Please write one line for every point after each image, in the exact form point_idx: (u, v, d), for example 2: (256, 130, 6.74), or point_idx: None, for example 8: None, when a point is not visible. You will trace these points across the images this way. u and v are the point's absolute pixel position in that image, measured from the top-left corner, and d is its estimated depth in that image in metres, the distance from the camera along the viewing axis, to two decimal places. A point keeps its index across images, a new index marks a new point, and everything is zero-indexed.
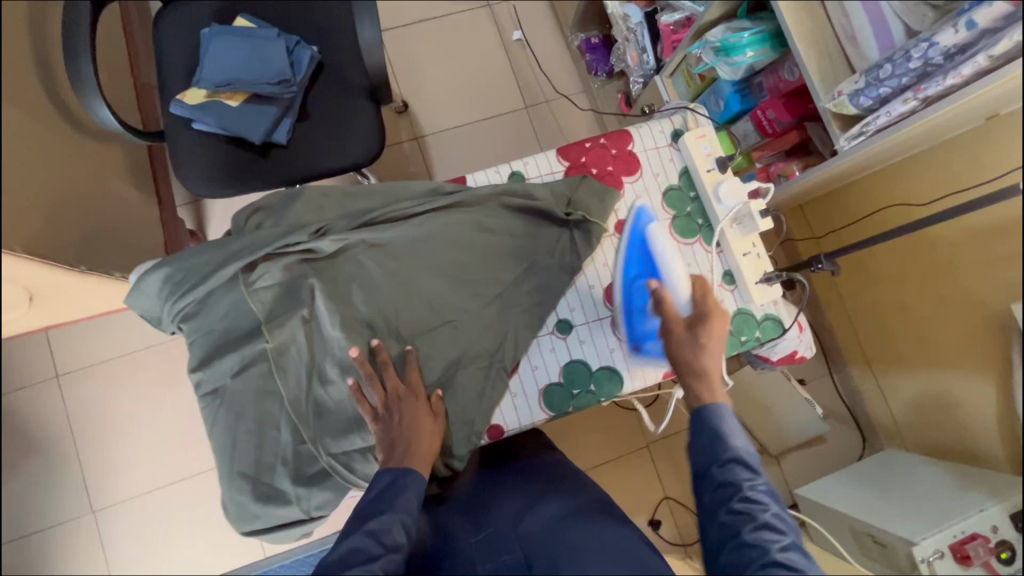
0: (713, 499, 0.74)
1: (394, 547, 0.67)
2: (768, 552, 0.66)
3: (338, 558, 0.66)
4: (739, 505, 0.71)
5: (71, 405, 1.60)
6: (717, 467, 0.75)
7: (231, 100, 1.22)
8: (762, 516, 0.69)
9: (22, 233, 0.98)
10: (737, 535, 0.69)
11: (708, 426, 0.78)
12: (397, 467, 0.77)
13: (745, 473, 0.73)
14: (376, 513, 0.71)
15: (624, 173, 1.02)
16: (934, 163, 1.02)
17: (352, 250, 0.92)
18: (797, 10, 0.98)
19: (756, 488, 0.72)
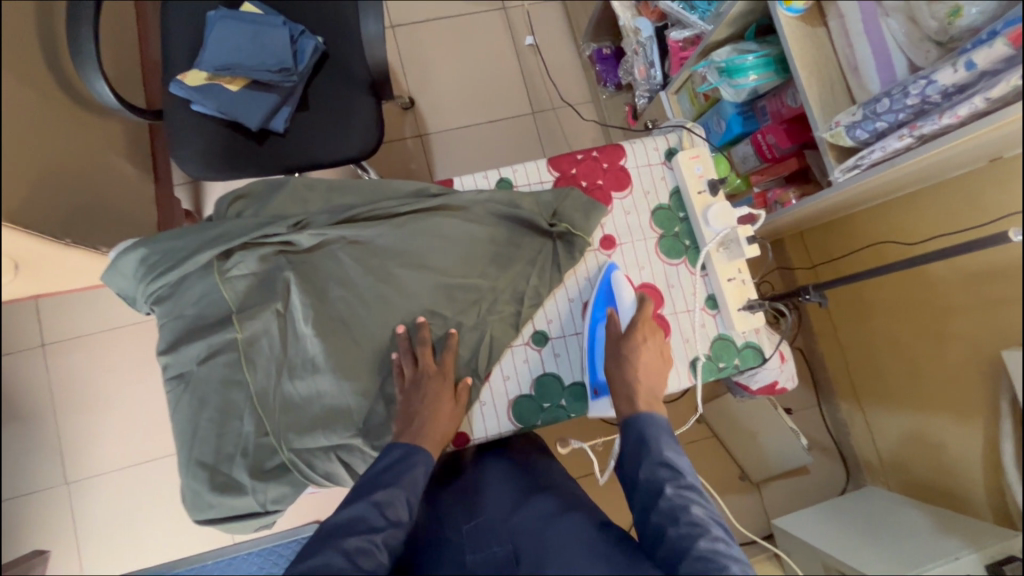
0: (643, 503, 0.72)
1: (396, 523, 0.70)
2: (697, 544, 0.64)
3: (343, 521, 0.69)
4: (665, 504, 0.69)
5: (54, 375, 1.61)
6: (643, 470, 0.73)
7: (231, 84, 1.22)
8: (686, 511, 0.68)
9: (9, 202, 0.98)
10: (663, 535, 0.67)
11: (636, 433, 0.77)
12: (410, 442, 0.79)
13: (668, 473, 0.72)
14: (382, 485, 0.73)
15: (613, 189, 1.01)
16: (934, 202, 1.00)
17: (331, 245, 0.91)
18: (801, 38, 0.96)
19: (679, 485, 0.71)
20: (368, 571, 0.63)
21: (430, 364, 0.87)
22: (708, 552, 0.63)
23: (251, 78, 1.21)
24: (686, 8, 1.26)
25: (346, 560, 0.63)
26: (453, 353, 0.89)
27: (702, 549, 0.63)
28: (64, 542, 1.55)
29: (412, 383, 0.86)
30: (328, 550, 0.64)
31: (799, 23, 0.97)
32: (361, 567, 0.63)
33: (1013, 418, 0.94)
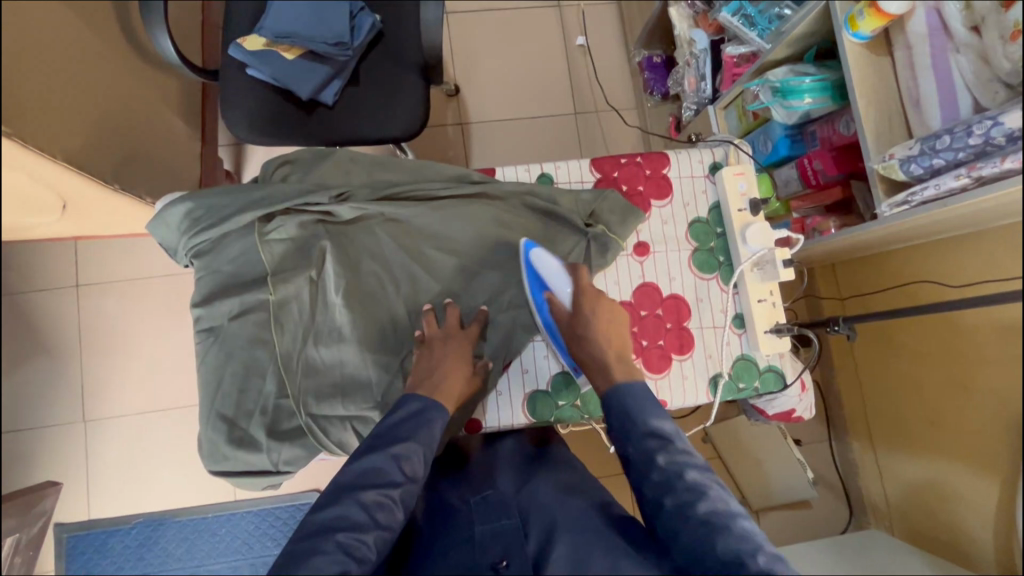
0: (637, 476, 0.74)
1: (412, 476, 0.73)
2: (693, 513, 0.67)
3: (360, 472, 0.72)
4: (659, 475, 0.71)
5: (83, 316, 1.66)
6: (632, 445, 0.75)
7: (287, 53, 1.24)
8: (682, 479, 0.70)
9: (66, 143, 1.02)
10: (661, 506, 0.70)
11: (617, 406, 0.79)
12: (427, 396, 0.81)
13: (657, 443, 0.74)
14: (400, 438, 0.75)
15: (653, 197, 1.01)
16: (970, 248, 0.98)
17: (369, 220, 0.93)
18: (864, 66, 0.95)
19: (669, 454, 0.72)
20: (384, 525, 0.68)
21: (449, 328, 0.90)
22: (704, 518, 0.66)
23: (307, 48, 1.24)
24: (745, 24, 1.24)
25: (365, 514, 0.68)
26: (479, 326, 0.92)
27: (699, 517, 0.66)
28: (75, 476, 1.61)
29: (425, 351, 0.87)
30: (347, 501, 0.69)
31: (864, 50, 0.95)
32: (378, 521, 0.68)
33: None
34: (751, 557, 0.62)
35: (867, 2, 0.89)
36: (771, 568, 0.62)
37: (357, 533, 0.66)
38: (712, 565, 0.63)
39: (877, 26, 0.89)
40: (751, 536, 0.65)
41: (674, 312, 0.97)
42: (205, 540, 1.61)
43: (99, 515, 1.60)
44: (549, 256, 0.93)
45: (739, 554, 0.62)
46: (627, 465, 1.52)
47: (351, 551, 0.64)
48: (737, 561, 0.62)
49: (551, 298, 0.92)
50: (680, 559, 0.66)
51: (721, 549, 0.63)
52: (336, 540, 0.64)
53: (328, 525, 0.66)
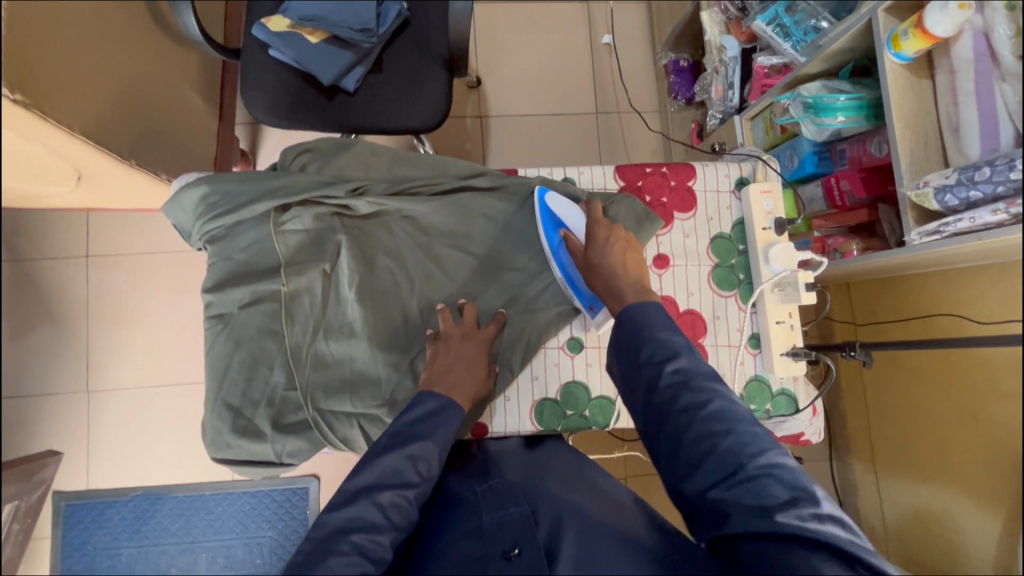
0: (643, 384, 0.72)
1: (427, 477, 0.74)
2: (700, 413, 0.67)
3: (377, 473, 0.72)
4: (665, 384, 0.70)
5: (91, 286, 1.65)
6: (642, 356, 0.74)
7: (311, 36, 1.22)
8: (688, 386, 0.70)
9: (85, 116, 1.01)
10: (668, 408, 0.69)
11: (629, 323, 0.77)
12: (445, 395, 0.81)
13: (663, 354, 0.73)
14: (415, 439, 0.76)
15: (676, 208, 0.99)
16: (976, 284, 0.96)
17: (386, 216, 0.91)
18: (904, 87, 0.92)
19: (677, 364, 0.71)
20: (398, 527, 0.69)
21: (468, 326, 0.89)
22: (712, 416, 0.67)
23: (332, 33, 1.22)
24: (780, 34, 1.20)
25: (380, 515, 0.68)
26: (496, 327, 0.90)
27: (706, 417, 0.67)
28: (75, 446, 1.61)
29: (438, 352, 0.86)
30: (363, 501, 0.69)
31: (906, 71, 0.92)
32: (392, 522, 0.69)
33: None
34: (751, 457, 0.65)
35: (912, 22, 0.86)
36: (771, 463, 0.64)
37: (373, 534, 0.66)
38: (714, 462, 0.65)
39: (921, 48, 0.87)
40: (757, 435, 0.66)
41: (689, 328, 0.96)
42: (201, 518, 1.62)
43: (98, 485, 1.61)
44: (568, 202, 0.94)
45: (741, 453, 0.65)
46: (626, 470, 1.51)
47: (367, 552, 0.64)
48: (737, 459, 0.65)
49: (566, 235, 0.90)
50: (683, 460, 0.67)
51: (724, 448, 0.65)
52: (352, 541, 0.65)
53: (344, 526, 0.66)
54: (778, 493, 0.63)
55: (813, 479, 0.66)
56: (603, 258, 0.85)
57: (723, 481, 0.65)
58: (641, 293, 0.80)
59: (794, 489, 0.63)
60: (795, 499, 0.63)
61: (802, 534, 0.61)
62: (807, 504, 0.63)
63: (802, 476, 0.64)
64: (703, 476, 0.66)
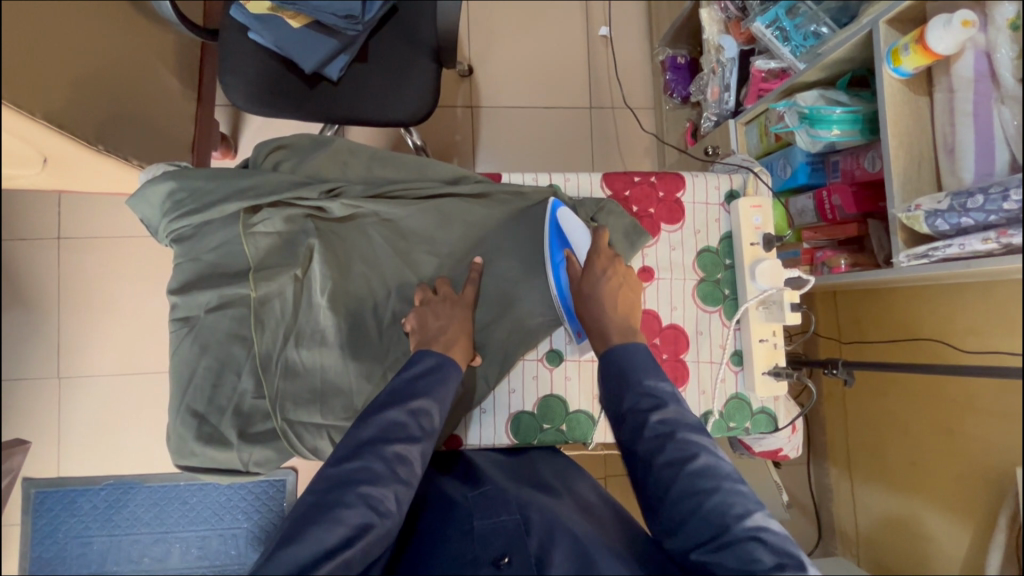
0: (628, 433, 0.73)
1: (429, 431, 0.74)
2: (683, 468, 0.67)
3: (379, 428, 0.72)
4: (650, 435, 0.71)
5: (64, 270, 1.60)
6: (627, 404, 0.74)
7: (294, 20, 1.16)
8: (672, 439, 0.70)
9: (46, 98, 0.95)
10: (651, 460, 0.70)
11: (616, 367, 0.78)
12: (443, 352, 0.80)
13: (650, 404, 0.73)
14: (418, 394, 0.76)
15: (664, 220, 0.97)
16: (971, 306, 0.95)
17: (363, 219, 0.88)
18: (901, 103, 0.90)
19: (662, 415, 0.72)
20: (404, 480, 0.69)
21: (448, 294, 0.87)
22: (695, 472, 0.67)
23: (315, 18, 1.16)
24: (779, 37, 1.17)
25: (385, 467, 0.69)
26: (474, 288, 0.89)
27: (689, 473, 0.67)
28: (45, 433, 1.58)
29: None
30: (367, 454, 0.69)
31: (903, 86, 0.90)
32: (398, 475, 0.69)
33: (1008, 533, 0.94)
34: (735, 518, 0.64)
35: (914, 37, 0.84)
36: (756, 526, 0.64)
37: (379, 486, 0.67)
38: (698, 520, 0.65)
39: (921, 64, 0.84)
40: (741, 494, 0.66)
41: (671, 343, 0.94)
42: (176, 508, 1.60)
43: (69, 473, 1.58)
44: (576, 218, 0.91)
45: (725, 514, 0.64)
46: (605, 471, 1.51)
47: (374, 504, 0.65)
48: (722, 519, 0.64)
49: (570, 257, 0.89)
50: (665, 517, 0.67)
51: (709, 507, 0.65)
52: (360, 493, 0.65)
53: (350, 478, 0.67)
54: (764, 558, 0.62)
55: (802, 548, 0.64)
56: (597, 287, 0.85)
57: (706, 542, 0.64)
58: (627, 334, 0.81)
59: (779, 555, 0.61)
60: (782, 565, 0.61)
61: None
62: (795, 571, 0.61)
63: (788, 543, 0.63)
64: (688, 535, 0.66)
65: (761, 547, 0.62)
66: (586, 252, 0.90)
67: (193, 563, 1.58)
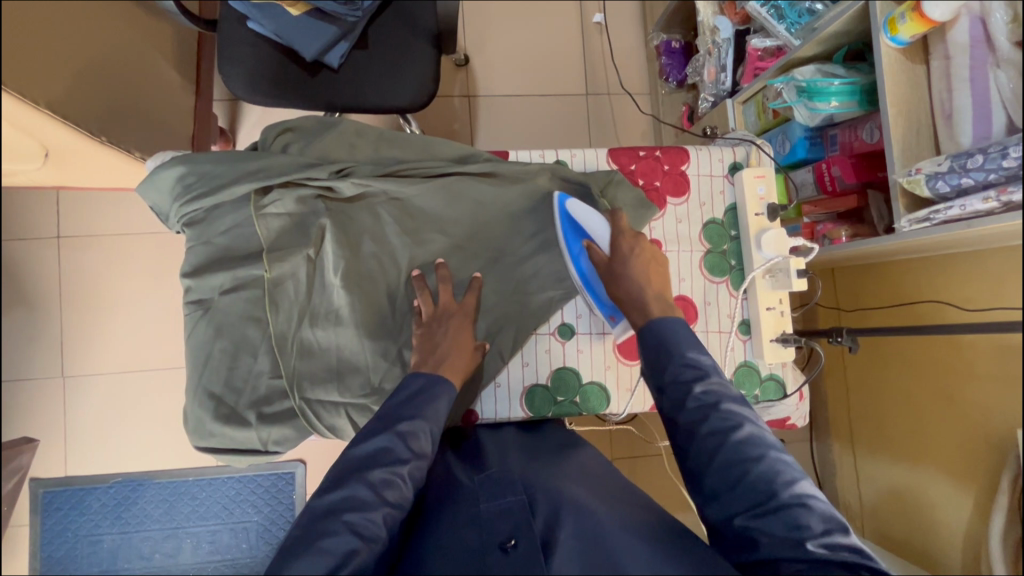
0: (670, 403, 0.74)
1: (420, 453, 0.71)
2: (728, 437, 0.69)
3: (367, 453, 0.70)
4: (695, 405, 0.72)
5: (64, 269, 1.59)
6: (669, 376, 0.75)
7: (292, 7, 1.17)
8: (717, 408, 0.71)
9: (48, 89, 0.95)
10: (696, 430, 0.71)
11: (655, 339, 0.79)
12: (432, 372, 0.80)
13: (692, 374, 0.75)
14: (406, 417, 0.74)
15: (670, 193, 0.98)
16: (964, 272, 0.97)
17: (372, 199, 0.89)
18: (898, 73, 0.92)
19: (706, 384, 0.74)
20: (392, 503, 0.66)
21: (447, 305, 0.87)
22: (742, 440, 0.68)
23: (315, 6, 1.16)
24: (774, 15, 1.18)
25: (371, 492, 0.66)
26: (475, 297, 0.89)
27: (734, 440, 0.69)
28: (51, 433, 1.57)
29: (431, 331, 0.85)
30: (353, 482, 0.67)
31: (901, 55, 0.92)
32: (386, 498, 0.66)
33: (1010, 494, 0.94)
34: (783, 485, 0.66)
35: (910, 5, 0.85)
36: (804, 494, 0.65)
37: (365, 512, 0.64)
38: (745, 487, 0.67)
39: (918, 31, 0.86)
40: (786, 463, 0.68)
41: (680, 314, 0.96)
42: (186, 504, 1.60)
43: (77, 472, 1.57)
44: (587, 207, 0.91)
45: (772, 480, 0.66)
46: (612, 453, 1.53)
47: (360, 530, 0.62)
48: (769, 487, 0.66)
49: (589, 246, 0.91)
50: (709, 484, 0.69)
51: (756, 474, 0.67)
52: (344, 520, 0.63)
53: (336, 507, 0.64)
54: (812, 524, 0.64)
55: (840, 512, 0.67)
56: (626, 267, 0.87)
57: (754, 509, 0.66)
58: (667, 307, 0.83)
59: (826, 521, 0.64)
60: (828, 529, 0.64)
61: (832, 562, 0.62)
62: (839, 534, 0.64)
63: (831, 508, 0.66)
64: (731, 503, 0.67)
65: (809, 512, 0.64)
66: (607, 240, 0.91)
67: (205, 558, 1.58)
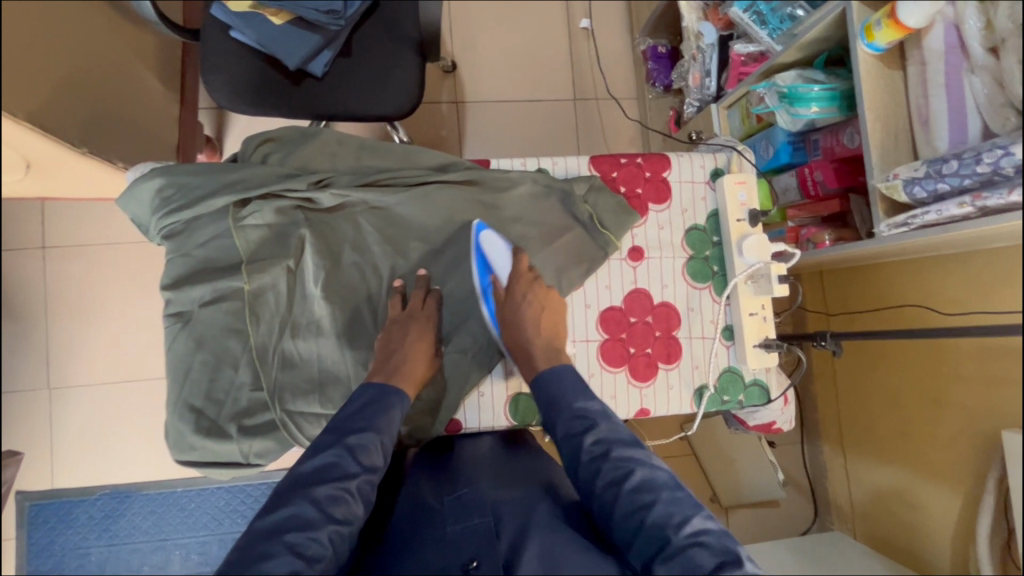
0: (567, 459, 0.74)
1: (370, 467, 0.71)
2: (620, 487, 0.68)
3: (314, 469, 0.69)
4: (587, 459, 0.71)
5: (49, 279, 1.58)
6: (561, 431, 0.75)
7: (276, 17, 1.17)
8: (608, 458, 0.71)
9: (28, 101, 0.95)
10: (592, 485, 0.70)
11: (549, 390, 0.79)
12: (384, 384, 0.79)
13: (582, 426, 0.74)
14: (355, 430, 0.73)
15: (652, 200, 0.99)
16: (947, 275, 0.98)
17: (352, 208, 0.89)
18: (876, 78, 0.92)
19: (596, 435, 0.73)
20: (339, 520, 0.65)
21: (413, 309, 0.87)
22: (633, 488, 0.68)
23: (297, 15, 1.17)
24: (757, 21, 1.19)
25: (317, 510, 0.65)
26: (433, 304, 0.89)
27: (627, 489, 0.68)
28: (37, 445, 1.56)
29: (412, 341, 0.85)
30: (298, 500, 0.66)
31: (878, 61, 0.92)
32: (333, 515, 0.65)
33: (996, 496, 0.94)
34: (675, 527, 0.65)
35: (885, 12, 0.86)
36: (696, 531, 0.65)
37: (309, 530, 0.63)
38: (643, 536, 0.65)
39: (893, 38, 0.87)
40: (679, 501, 0.68)
41: (663, 321, 0.96)
42: (174, 515, 1.58)
43: (63, 484, 1.56)
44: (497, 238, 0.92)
45: (665, 525, 0.65)
46: None
47: (301, 550, 0.61)
48: (662, 532, 0.65)
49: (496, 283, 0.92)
50: (615, 536, 0.68)
51: (651, 521, 0.65)
52: (285, 540, 0.61)
53: (279, 525, 0.63)
54: (705, 562, 0.63)
55: (742, 543, 0.66)
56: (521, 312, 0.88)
57: (655, 556, 0.64)
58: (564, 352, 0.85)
59: (719, 555, 0.63)
60: (722, 564, 0.63)
61: None
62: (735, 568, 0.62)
63: (726, 541, 0.65)
64: (637, 554, 0.66)
65: (704, 551, 0.63)
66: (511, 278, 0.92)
67: (194, 569, 1.57)
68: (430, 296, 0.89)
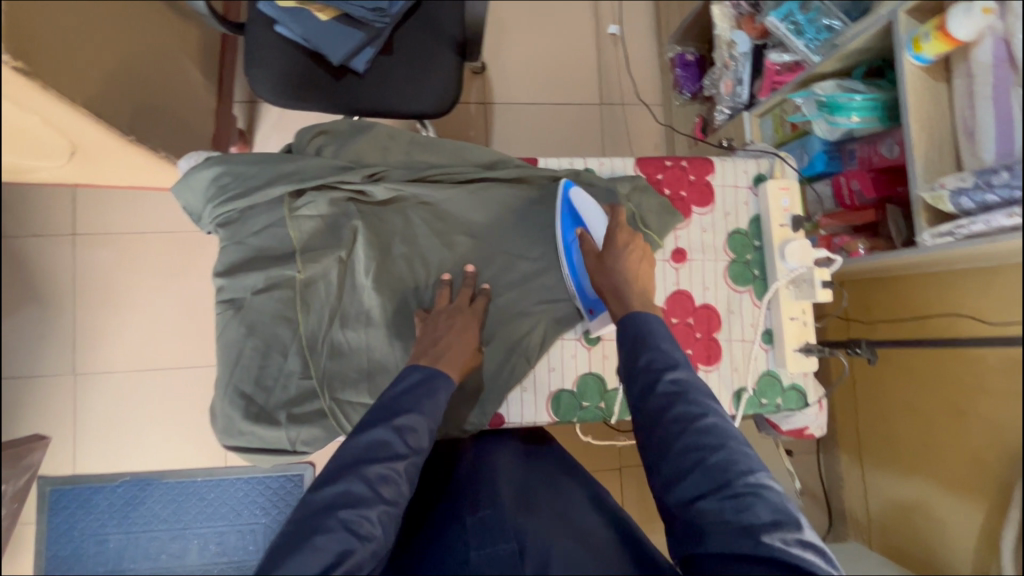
0: (639, 390, 0.75)
1: (416, 449, 0.72)
2: (690, 423, 0.69)
3: (364, 447, 0.70)
4: (661, 392, 0.73)
5: (78, 265, 1.59)
6: (641, 362, 0.76)
7: (321, 13, 1.19)
8: (683, 398, 0.72)
9: (85, 88, 0.96)
10: (659, 416, 0.71)
11: (633, 329, 0.80)
12: (430, 365, 0.79)
13: (662, 364, 0.75)
14: (402, 411, 0.73)
15: (695, 203, 1.00)
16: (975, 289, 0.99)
17: (404, 202, 0.91)
18: (922, 90, 0.94)
19: (676, 375, 0.74)
20: (389, 501, 0.66)
21: (461, 306, 0.88)
22: (701, 427, 0.69)
23: (343, 11, 1.19)
24: (793, 31, 1.20)
25: (367, 488, 0.66)
26: (484, 303, 0.89)
27: (694, 428, 0.69)
28: (61, 430, 1.56)
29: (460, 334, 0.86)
30: (350, 476, 0.66)
31: (923, 73, 0.94)
32: (382, 496, 0.66)
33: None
34: (737, 474, 0.65)
35: (934, 25, 0.87)
36: (759, 483, 0.64)
37: (361, 509, 0.64)
38: (700, 473, 0.66)
39: (942, 50, 0.88)
40: (745, 454, 0.67)
41: (704, 323, 0.97)
42: (193, 505, 1.59)
43: (85, 470, 1.57)
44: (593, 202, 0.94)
45: (728, 469, 0.65)
46: (621, 462, 1.54)
47: (355, 528, 0.62)
48: (723, 475, 0.65)
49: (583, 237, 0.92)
50: (668, 468, 0.68)
51: (712, 462, 0.66)
52: (340, 517, 0.62)
53: (331, 503, 0.64)
54: (761, 513, 0.62)
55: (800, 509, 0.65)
56: (618, 260, 0.88)
57: (708, 494, 0.65)
58: (647, 302, 0.84)
59: (777, 512, 0.62)
60: (778, 522, 0.62)
61: (782, 557, 0.59)
62: (791, 528, 0.62)
63: (787, 503, 0.63)
64: (687, 488, 0.66)
65: (763, 500, 0.62)
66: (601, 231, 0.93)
67: (212, 560, 1.57)
68: (479, 296, 0.90)
